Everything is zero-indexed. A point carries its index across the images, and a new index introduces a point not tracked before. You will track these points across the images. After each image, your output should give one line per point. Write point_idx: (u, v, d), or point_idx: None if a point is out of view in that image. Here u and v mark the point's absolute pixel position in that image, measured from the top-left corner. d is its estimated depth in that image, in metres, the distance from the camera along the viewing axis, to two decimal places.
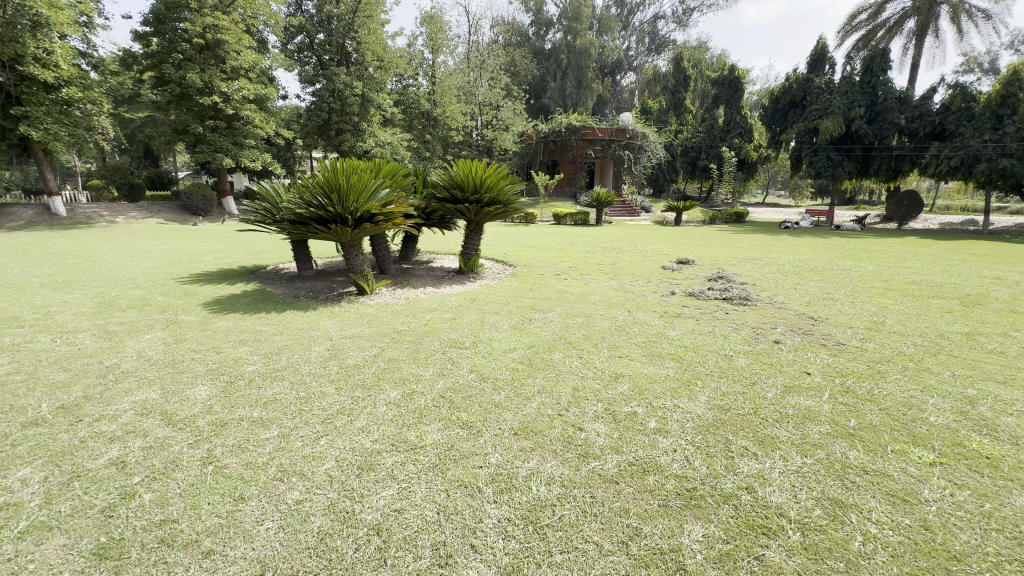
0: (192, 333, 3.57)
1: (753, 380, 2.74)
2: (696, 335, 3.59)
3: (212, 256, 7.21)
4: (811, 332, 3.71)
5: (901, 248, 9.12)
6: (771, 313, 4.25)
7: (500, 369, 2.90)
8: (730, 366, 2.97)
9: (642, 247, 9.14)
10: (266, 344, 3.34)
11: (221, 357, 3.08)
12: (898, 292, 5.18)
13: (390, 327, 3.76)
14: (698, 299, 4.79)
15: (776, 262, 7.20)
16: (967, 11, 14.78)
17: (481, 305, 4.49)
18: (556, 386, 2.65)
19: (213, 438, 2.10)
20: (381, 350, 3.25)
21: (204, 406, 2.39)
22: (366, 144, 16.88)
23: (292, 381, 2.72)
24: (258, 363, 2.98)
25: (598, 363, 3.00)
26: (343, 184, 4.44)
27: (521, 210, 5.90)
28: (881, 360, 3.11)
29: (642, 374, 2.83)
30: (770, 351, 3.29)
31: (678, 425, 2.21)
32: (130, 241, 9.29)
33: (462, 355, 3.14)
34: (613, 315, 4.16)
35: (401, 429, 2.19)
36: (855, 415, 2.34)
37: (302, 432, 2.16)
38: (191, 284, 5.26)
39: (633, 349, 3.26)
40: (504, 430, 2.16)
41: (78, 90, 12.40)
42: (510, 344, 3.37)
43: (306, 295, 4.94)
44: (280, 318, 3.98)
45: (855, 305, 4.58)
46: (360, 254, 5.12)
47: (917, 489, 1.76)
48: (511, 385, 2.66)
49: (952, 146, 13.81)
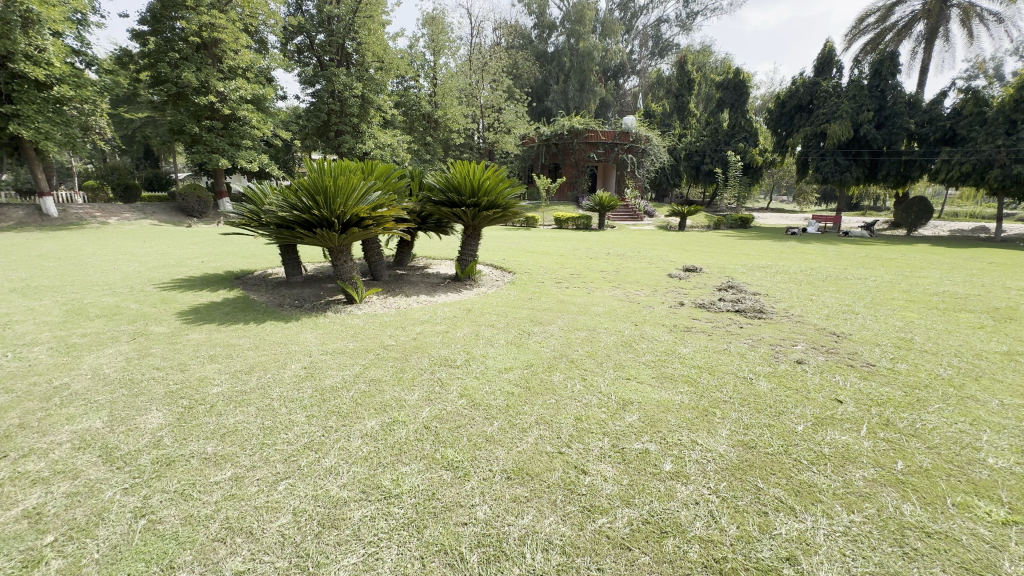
0: (158, 348, 3.27)
1: (778, 409, 2.43)
2: (709, 353, 3.29)
3: (198, 259, 6.93)
4: (835, 350, 3.40)
5: (915, 256, 8.81)
6: (789, 328, 3.94)
7: (494, 395, 2.58)
8: (751, 391, 2.66)
9: (646, 253, 8.85)
10: (238, 361, 3.03)
11: (186, 377, 2.79)
12: (922, 305, 4.86)
13: (376, 342, 3.45)
14: (708, 311, 4.47)
15: (786, 270, 6.90)
16: (978, 14, 14.48)
17: (477, 316, 4.19)
18: (556, 415, 2.35)
19: (154, 479, 1.80)
20: (362, 369, 2.94)
21: (152, 438, 2.10)
22: (366, 146, 16.69)
23: (259, 406, 2.44)
24: (223, 385, 2.68)
25: (605, 387, 2.69)
26: (330, 186, 4.15)
27: (521, 215, 5.61)
28: (918, 385, 2.79)
29: (653, 400, 2.52)
30: (792, 372, 2.97)
31: (698, 468, 1.90)
32: (118, 243, 9.05)
33: (453, 376, 2.85)
34: (618, 329, 3.85)
35: (375, 470, 1.88)
36: (901, 454, 2.03)
37: (261, 473, 1.85)
38: (171, 291, 4.97)
39: (641, 370, 2.96)
40: (494, 473, 1.85)
41: (69, 89, 12.17)
42: (505, 363, 3.06)
43: (291, 304, 4.65)
44: (257, 331, 3.67)
45: (878, 319, 4.25)
46: (348, 261, 4.79)
47: (996, 561, 1.44)
48: (504, 413, 2.36)
49: (963, 151, 13.51)
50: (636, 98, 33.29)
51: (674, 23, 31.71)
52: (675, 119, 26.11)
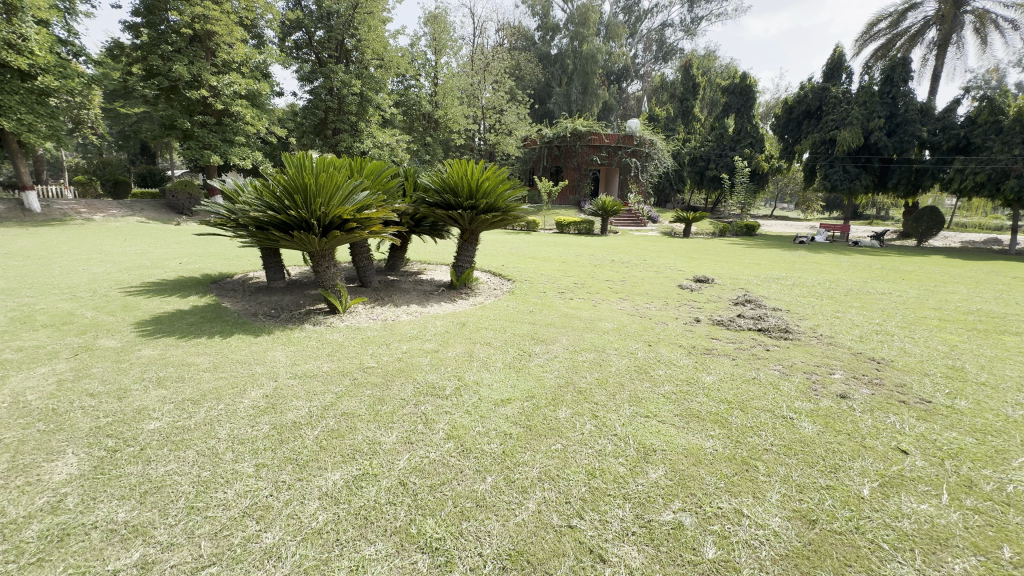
0: (100, 368, 2.81)
1: (833, 463, 2.00)
2: (737, 383, 2.86)
3: (176, 260, 6.49)
4: (880, 381, 2.97)
5: (934, 269, 8.42)
6: (822, 352, 3.50)
7: (486, 437, 2.14)
8: (795, 436, 2.22)
9: (653, 261, 8.43)
10: (190, 387, 2.59)
11: (123, 408, 2.34)
12: (958, 325, 4.45)
13: (355, 364, 3.01)
14: (728, 330, 4.04)
15: (804, 282, 6.47)
16: (993, 21, 14.12)
17: (471, 332, 3.75)
18: (564, 468, 1.91)
19: (33, 568, 1.36)
20: (333, 401, 2.48)
21: (51, 498, 1.65)
22: (364, 144, 16.29)
23: (200, 448, 2.00)
24: (164, 420, 2.24)
25: (620, 428, 2.25)
26: (309, 183, 3.72)
27: (523, 219, 5.19)
28: (988, 430, 2.36)
29: (680, 447, 2.09)
30: (837, 411, 2.53)
31: (751, 555, 1.47)
32: (96, 241, 8.60)
33: (440, 410, 2.40)
34: (630, 350, 3.41)
35: (329, 554, 1.44)
36: (1006, 536, 1.58)
37: (176, 557, 1.42)
38: (136, 297, 4.52)
39: (661, 405, 2.52)
40: (484, 561, 1.43)
41: (54, 79, 11.67)
42: (502, 394, 2.61)
43: (265, 314, 4.17)
44: (220, 347, 3.22)
45: (918, 343, 3.81)
46: (331, 266, 4.31)
47: None
48: (501, 464, 1.93)
49: (978, 161, 13.16)
50: (639, 102, 32.92)
51: (679, 27, 31.46)
52: (679, 123, 25.91)
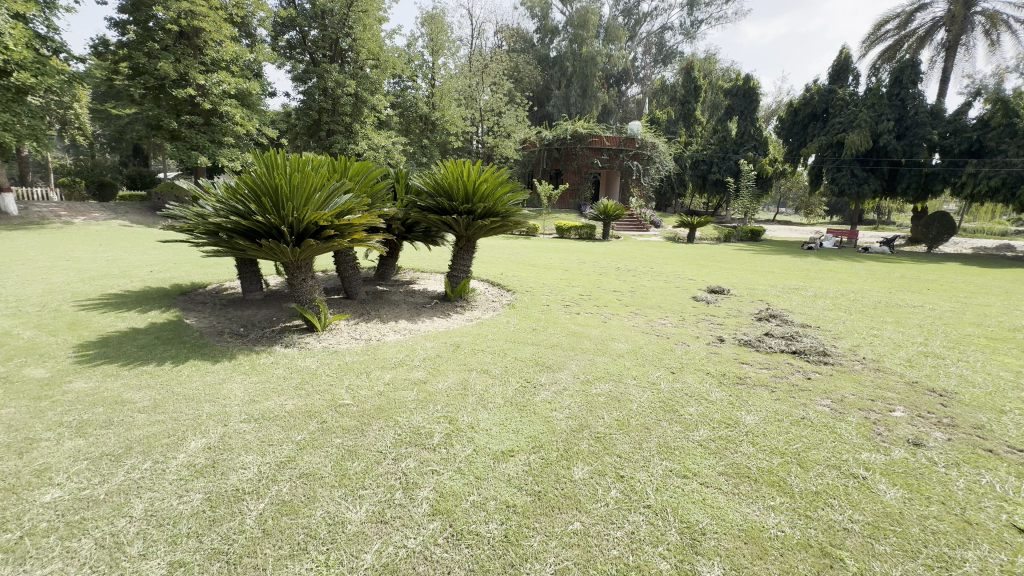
0: (12, 408, 2.30)
1: (939, 553, 1.52)
2: (789, 426, 2.36)
3: (147, 268, 5.99)
4: (954, 422, 2.49)
5: (957, 278, 7.98)
6: (872, 382, 3.02)
7: (486, 516, 1.62)
8: (878, 508, 1.74)
9: (662, 269, 7.93)
10: (116, 436, 2.08)
11: (19, 468, 1.83)
12: (1008, 344, 4.01)
13: (325, 401, 2.50)
14: (759, 352, 3.56)
15: (827, 294, 6.01)
16: (1004, 22, 13.80)
17: (466, 356, 3.26)
18: (589, 566, 1.43)
19: None
20: (292, 455, 1.98)
21: None
22: (359, 146, 15.78)
23: (101, 535, 1.50)
24: (67, 487, 1.72)
25: (654, 497, 1.76)
26: (281, 185, 3.23)
27: (525, 224, 4.67)
28: None
29: (737, 528, 1.60)
30: (918, 467, 2.04)
31: None
32: (70, 247, 8.05)
33: (426, 469, 1.90)
34: (651, 380, 2.92)
35: None
36: None
37: None
38: (90, 312, 4.00)
39: (701, 460, 2.02)
40: None
41: (31, 76, 11.12)
42: (503, 444, 2.11)
43: (233, 333, 3.66)
44: (167, 378, 2.71)
45: (977, 369, 3.34)
46: (307, 278, 3.80)
47: None
48: (503, 559, 1.44)
49: (992, 164, 12.87)
50: (639, 104, 32.53)
51: (678, 30, 31.19)
52: (680, 127, 25.63)
